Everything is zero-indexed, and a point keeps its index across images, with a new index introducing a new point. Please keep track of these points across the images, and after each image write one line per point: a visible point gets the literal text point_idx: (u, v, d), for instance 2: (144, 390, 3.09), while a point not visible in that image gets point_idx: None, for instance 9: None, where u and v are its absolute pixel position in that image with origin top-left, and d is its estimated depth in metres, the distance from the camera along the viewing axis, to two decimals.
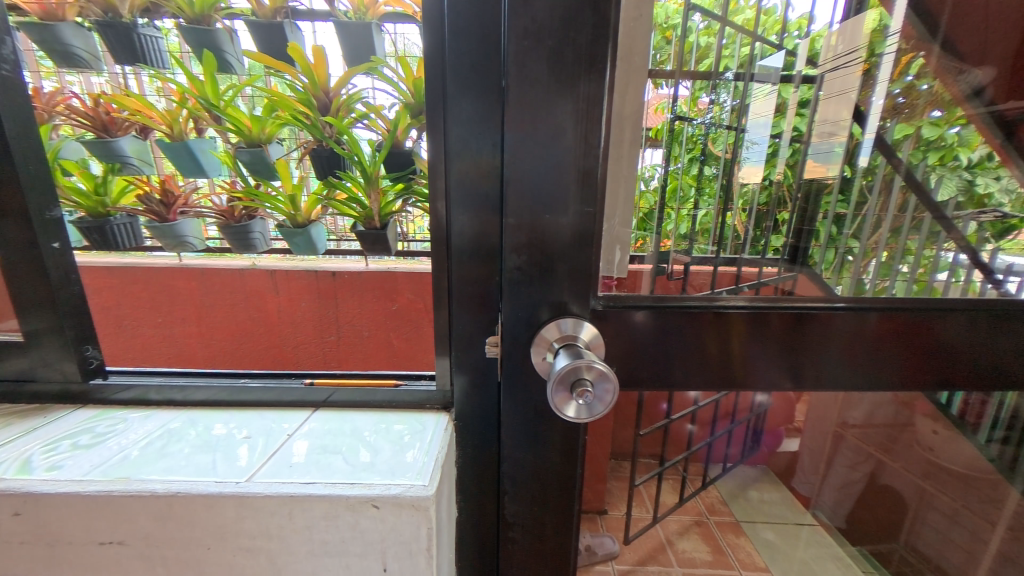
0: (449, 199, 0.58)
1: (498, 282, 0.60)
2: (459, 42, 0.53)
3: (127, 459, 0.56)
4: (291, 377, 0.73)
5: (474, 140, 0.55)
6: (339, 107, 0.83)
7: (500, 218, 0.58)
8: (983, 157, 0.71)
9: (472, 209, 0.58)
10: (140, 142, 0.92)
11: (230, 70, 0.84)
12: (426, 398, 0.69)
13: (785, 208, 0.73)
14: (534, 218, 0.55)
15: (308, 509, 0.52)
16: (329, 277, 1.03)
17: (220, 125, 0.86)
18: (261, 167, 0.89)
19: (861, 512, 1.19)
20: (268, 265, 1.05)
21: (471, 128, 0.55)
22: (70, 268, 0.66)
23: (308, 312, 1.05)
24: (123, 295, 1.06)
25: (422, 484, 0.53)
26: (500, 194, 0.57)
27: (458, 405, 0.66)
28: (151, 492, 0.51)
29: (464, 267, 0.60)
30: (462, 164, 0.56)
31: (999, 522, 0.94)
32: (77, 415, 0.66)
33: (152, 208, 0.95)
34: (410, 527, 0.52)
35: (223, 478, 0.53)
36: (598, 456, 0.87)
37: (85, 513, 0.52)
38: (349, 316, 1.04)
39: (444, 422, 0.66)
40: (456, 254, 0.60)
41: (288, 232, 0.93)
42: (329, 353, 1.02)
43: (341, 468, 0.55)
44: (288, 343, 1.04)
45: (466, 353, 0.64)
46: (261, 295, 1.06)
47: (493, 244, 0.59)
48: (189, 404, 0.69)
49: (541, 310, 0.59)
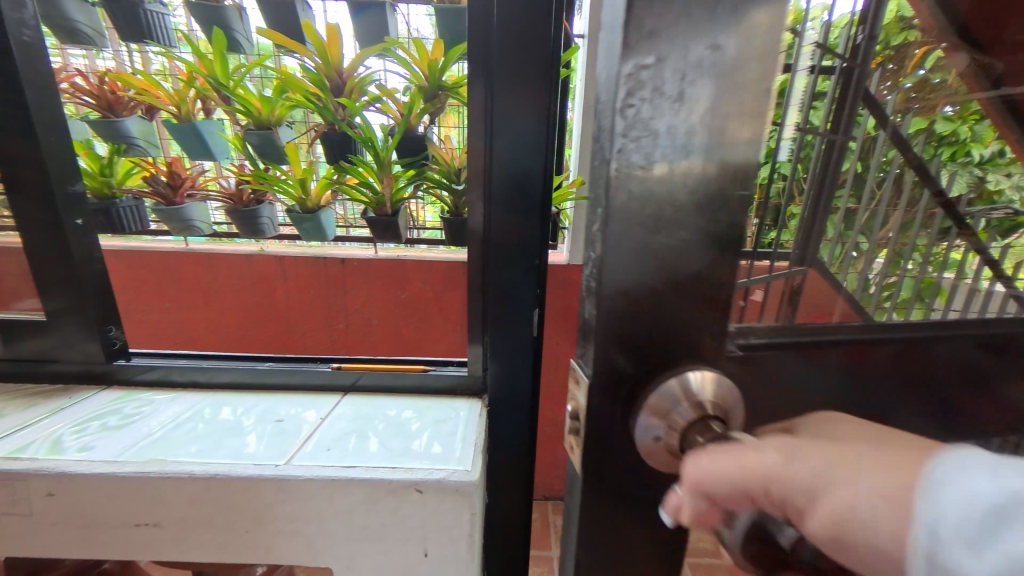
0: (488, 181, 0.57)
1: (539, 270, 0.60)
2: (506, 19, 0.52)
3: (158, 441, 0.56)
4: (315, 360, 0.72)
5: (520, 116, 0.55)
6: (351, 88, 0.80)
7: (543, 207, 0.58)
8: (997, 154, 0.51)
9: (516, 190, 0.57)
10: (146, 123, 0.91)
11: (239, 49, 0.82)
12: (456, 384, 0.68)
13: (842, 192, 0.48)
14: (668, 198, 0.29)
15: (349, 492, 0.51)
16: (336, 264, 1.01)
17: (228, 106, 0.84)
18: (270, 151, 0.87)
19: None
20: (275, 251, 1.03)
21: (519, 112, 0.54)
22: (94, 246, 0.65)
23: (317, 299, 1.04)
24: (129, 278, 1.05)
25: (464, 469, 0.53)
26: (545, 184, 0.57)
27: (491, 390, 0.66)
28: (189, 473, 0.51)
29: (504, 257, 0.60)
30: (508, 150, 0.56)
31: None
32: (102, 396, 0.66)
33: (159, 190, 0.93)
34: (453, 512, 0.52)
35: (261, 460, 0.53)
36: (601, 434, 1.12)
37: (118, 494, 0.51)
38: (356, 304, 1.04)
39: (477, 406, 0.66)
40: (496, 245, 0.59)
41: (297, 218, 0.91)
42: (339, 339, 1.06)
43: (379, 453, 0.55)
44: (297, 330, 1.06)
45: (501, 337, 0.63)
46: (268, 281, 1.03)
47: (532, 233, 0.59)
48: (214, 386, 0.68)
49: (620, 356, 0.32)
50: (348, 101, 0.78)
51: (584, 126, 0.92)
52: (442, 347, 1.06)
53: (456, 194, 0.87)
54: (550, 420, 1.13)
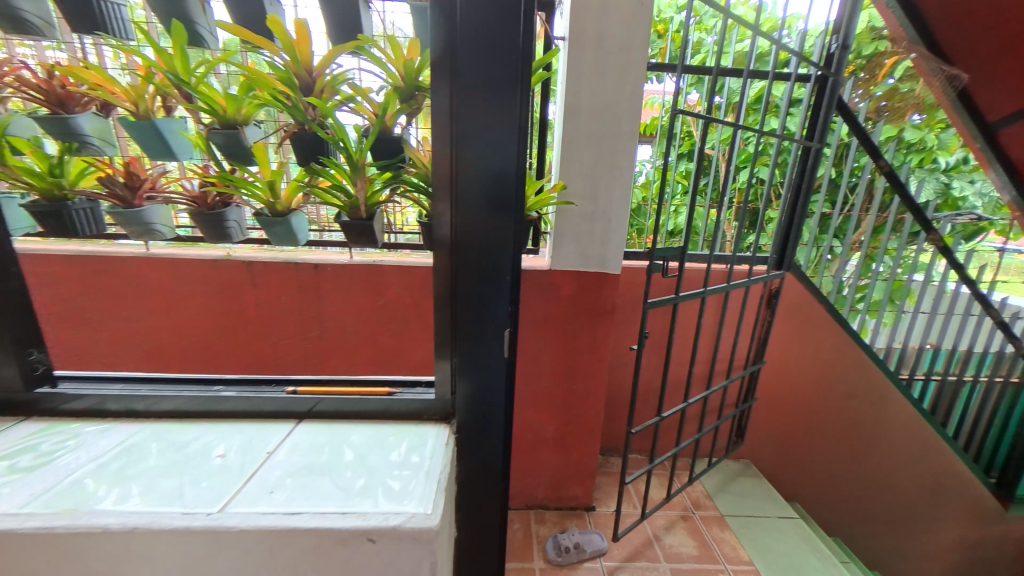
0: (456, 191, 0.55)
1: (511, 282, 0.59)
2: (474, 17, 0.50)
3: (78, 485, 0.51)
4: (270, 386, 0.69)
5: (493, 122, 0.53)
6: (321, 87, 0.76)
7: (516, 208, 0.56)
8: None
9: (488, 202, 0.55)
10: (101, 120, 0.83)
11: (202, 43, 0.76)
12: (422, 409, 0.66)
13: None
14: None
15: (292, 542, 0.47)
16: (310, 269, 0.96)
17: (191, 103, 0.79)
18: (238, 150, 0.82)
19: (782, 457, 1.50)
20: (245, 256, 0.97)
21: (491, 113, 0.52)
22: (10, 260, 0.59)
23: (289, 306, 0.99)
24: (83, 286, 0.97)
25: (424, 511, 0.49)
26: (518, 185, 0.55)
27: (459, 414, 0.64)
28: (104, 527, 0.46)
29: (476, 266, 0.57)
30: (478, 157, 0.53)
31: (830, 419, 1.47)
32: (22, 430, 0.60)
33: (116, 192, 0.87)
34: (410, 559, 0.49)
35: (193, 509, 0.49)
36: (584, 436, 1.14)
37: (25, 551, 0.46)
38: (332, 311, 0.99)
39: (445, 434, 0.63)
40: (469, 253, 0.57)
41: (267, 222, 0.87)
42: (312, 347, 1.02)
43: (333, 494, 0.51)
44: (268, 338, 1.01)
45: (473, 351, 0.61)
46: (238, 286, 0.97)
47: (505, 243, 0.57)
48: (154, 416, 0.64)
49: None
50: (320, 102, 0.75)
51: (566, 130, 0.90)
52: (420, 354, 1.03)
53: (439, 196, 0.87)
54: (532, 427, 1.11)
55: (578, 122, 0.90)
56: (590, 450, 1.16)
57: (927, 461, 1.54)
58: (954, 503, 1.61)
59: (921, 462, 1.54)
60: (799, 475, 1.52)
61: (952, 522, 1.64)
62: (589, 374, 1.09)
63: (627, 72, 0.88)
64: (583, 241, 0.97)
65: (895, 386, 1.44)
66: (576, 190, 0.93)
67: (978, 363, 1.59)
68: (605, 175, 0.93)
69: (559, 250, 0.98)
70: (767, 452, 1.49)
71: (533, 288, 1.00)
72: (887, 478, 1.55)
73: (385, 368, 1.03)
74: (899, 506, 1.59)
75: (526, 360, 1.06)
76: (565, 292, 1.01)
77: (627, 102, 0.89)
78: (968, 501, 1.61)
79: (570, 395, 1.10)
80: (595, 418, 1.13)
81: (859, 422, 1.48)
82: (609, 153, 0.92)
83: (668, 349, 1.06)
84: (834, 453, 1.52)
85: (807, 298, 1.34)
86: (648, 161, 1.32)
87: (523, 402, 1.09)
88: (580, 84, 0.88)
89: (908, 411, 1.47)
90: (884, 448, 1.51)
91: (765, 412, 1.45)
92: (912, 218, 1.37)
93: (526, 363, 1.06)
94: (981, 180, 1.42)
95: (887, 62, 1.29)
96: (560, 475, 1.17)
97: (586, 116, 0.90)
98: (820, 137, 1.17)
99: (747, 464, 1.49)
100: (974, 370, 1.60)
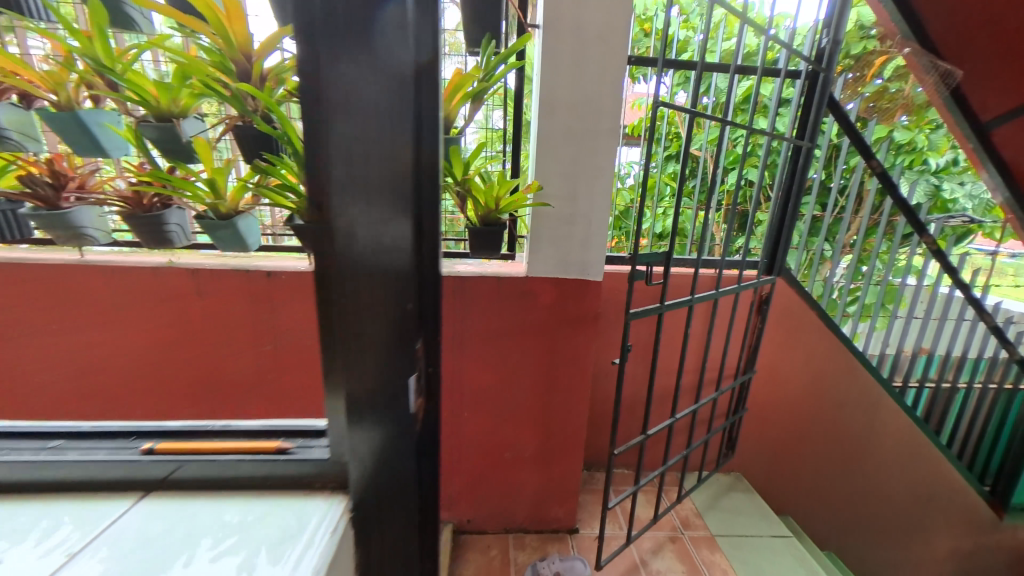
0: (337, 162, 0.31)
1: (410, 312, 0.41)
2: None
3: None
4: (66, 436, 0.41)
5: (388, 63, 0.33)
6: (257, 74, 0.69)
7: (415, 205, 0.39)
8: None
9: (385, 191, 0.35)
10: (21, 112, 0.73)
11: (132, 26, 0.68)
12: (311, 473, 0.41)
13: None
14: None
15: None
16: (261, 277, 0.88)
17: (118, 93, 0.70)
18: (176, 147, 0.74)
19: (774, 469, 1.44)
20: (190, 262, 0.88)
21: (384, 47, 0.32)
22: None
23: (240, 317, 0.90)
24: (6, 297, 0.88)
25: None
26: (417, 173, 0.39)
27: (360, 486, 0.40)
28: None
29: (360, 291, 0.35)
30: (367, 116, 0.32)
31: (823, 429, 1.41)
32: None
33: (39, 192, 0.78)
34: None
35: None
36: (566, 455, 1.06)
37: None
38: (287, 323, 0.90)
39: (337, 513, 0.39)
40: (354, 269, 0.34)
41: (210, 225, 0.79)
42: (267, 362, 0.93)
43: None
44: (219, 352, 0.92)
45: (374, 415, 0.38)
46: (182, 297, 0.89)
47: (401, 254, 0.38)
48: None
49: None
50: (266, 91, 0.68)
51: (541, 126, 0.83)
52: None
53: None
54: (511, 445, 1.03)
55: (555, 117, 0.82)
56: (573, 470, 1.07)
57: (922, 471, 1.49)
58: (948, 513, 1.57)
59: (915, 471, 1.49)
60: (792, 488, 1.46)
61: (946, 533, 1.59)
62: (570, 388, 1.01)
63: (607, 63, 0.80)
64: (563, 245, 0.90)
65: (888, 395, 1.39)
66: (553, 191, 0.86)
67: (972, 369, 1.55)
68: (584, 174, 0.86)
69: (535, 256, 0.90)
70: (759, 464, 1.43)
71: (507, 296, 0.92)
72: (882, 490, 1.50)
73: None
74: (893, 518, 1.55)
75: (502, 374, 0.97)
76: (543, 300, 0.93)
77: (607, 96, 0.82)
78: (962, 511, 1.57)
79: (551, 411, 1.02)
80: (578, 434, 1.05)
81: (852, 432, 1.42)
82: (587, 151, 0.84)
83: (653, 361, 0.99)
84: (827, 465, 1.46)
85: (799, 304, 1.28)
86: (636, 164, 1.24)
87: (500, 419, 1.01)
88: (557, 76, 0.80)
89: (902, 420, 1.42)
90: (879, 458, 1.46)
91: (756, 423, 1.40)
92: (904, 221, 1.32)
93: (502, 377, 0.98)
94: (971, 182, 1.38)
95: (876, 61, 1.24)
96: (541, 496, 1.09)
97: (563, 111, 0.82)
98: (811, 136, 1.12)
99: (738, 476, 1.42)
100: (968, 377, 1.56)
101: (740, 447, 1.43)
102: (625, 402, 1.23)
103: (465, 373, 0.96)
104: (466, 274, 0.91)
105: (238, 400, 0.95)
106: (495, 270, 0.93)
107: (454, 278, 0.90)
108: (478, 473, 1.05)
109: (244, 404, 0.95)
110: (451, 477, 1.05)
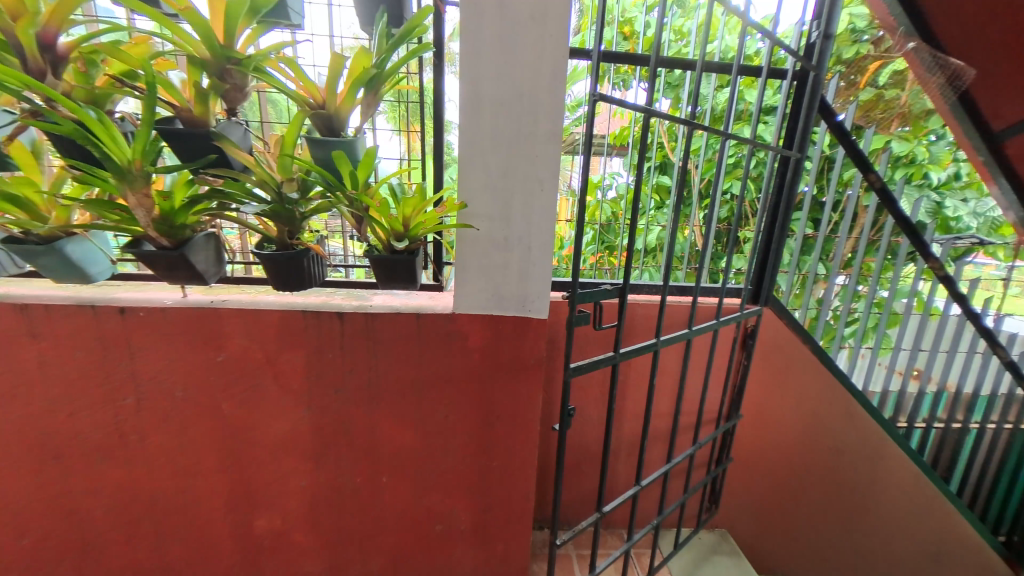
0: None
1: None
2: None
3: None
4: None
5: None
6: (30, 49, 0.49)
7: None
8: None
9: None
10: None
11: None
12: None
13: None
14: None
15: None
16: (114, 315, 0.68)
17: None
18: None
19: (763, 522, 1.27)
20: (21, 296, 0.68)
21: None
22: None
23: (88, 364, 0.70)
24: None
25: None
26: None
27: None
28: None
29: None
30: None
31: (818, 479, 1.24)
32: None
33: None
34: None
35: None
36: (510, 532, 0.86)
37: None
38: (150, 372, 0.71)
39: None
40: None
41: (25, 251, 0.60)
42: (127, 420, 0.73)
43: None
44: (61, 411, 0.72)
45: None
46: (8, 341, 0.68)
47: None
48: None
49: None
50: (80, 81, 0.53)
51: (463, 130, 0.66)
52: (282, 427, 0.76)
53: (289, 203, 0.63)
54: (441, 516, 0.84)
55: (481, 118, 0.65)
56: (519, 546, 0.87)
57: (932, 526, 1.31)
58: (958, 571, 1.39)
59: (924, 527, 1.31)
60: (784, 544, 1.28)
61: None
62: (513, 449, 0.81)
63: (543, 48, 0.62)
64: (496, 275, 0.72)
65: (894, 440, 1.22)
66: (479, 209, 0.69)
67: (986, 407, 1.38)
68: (519, 188, 0.68)
69: (462, 288, 0.72)
70: (746, 516, 1.26)
71: (428, 338, 0.73)
72: (884, 545, 1.32)
73: (234, 444, 0.76)
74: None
75: (427, 431, 0.79)
76: (473, 343, 0.74)
77: (545, 90, 0.64)
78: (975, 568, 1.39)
79: (490, 476, 0.82)
80: (526, 504, 0.84)
81: (853, 482, 1.24)
82: (522, 159, 0.67)
83: (609, 418, 0.79)
84: (823, 518, 1.28)
85: (790, 339, 1.10)
86: (622, 175, 1.11)
87: (427, 485, 0.82)
88: (480, 66, 0.63)
89: (910, 468, 1.24)
90: (882, 511, 1.28)
91: (743, 471, 1.22)
92: (907, 242, 1.15)
93: (428, 435, 0.79)
94: (974, 199, 1.27)
95: (870, 67, 1.09)
96: (481, 574, 0.90)
97: (490, 110, 0.65)
98: (800, 147, 0.96)
99: (723, 534, 1.25)
100: (981, 415, 1.39)
101: (723, 497, 1.25)
102: (589, 454, 1.04)
103: (380, 430, 0.78)
104: (376, 310, 0.72)
105: (93, 466, 0.75)
106: (416, 304, 0.75)
107: (360, 315, 0.71)
108: (403, 549, 0.86)
109: (102, 471, 0.75)
110: (368, 555, 0.86)
